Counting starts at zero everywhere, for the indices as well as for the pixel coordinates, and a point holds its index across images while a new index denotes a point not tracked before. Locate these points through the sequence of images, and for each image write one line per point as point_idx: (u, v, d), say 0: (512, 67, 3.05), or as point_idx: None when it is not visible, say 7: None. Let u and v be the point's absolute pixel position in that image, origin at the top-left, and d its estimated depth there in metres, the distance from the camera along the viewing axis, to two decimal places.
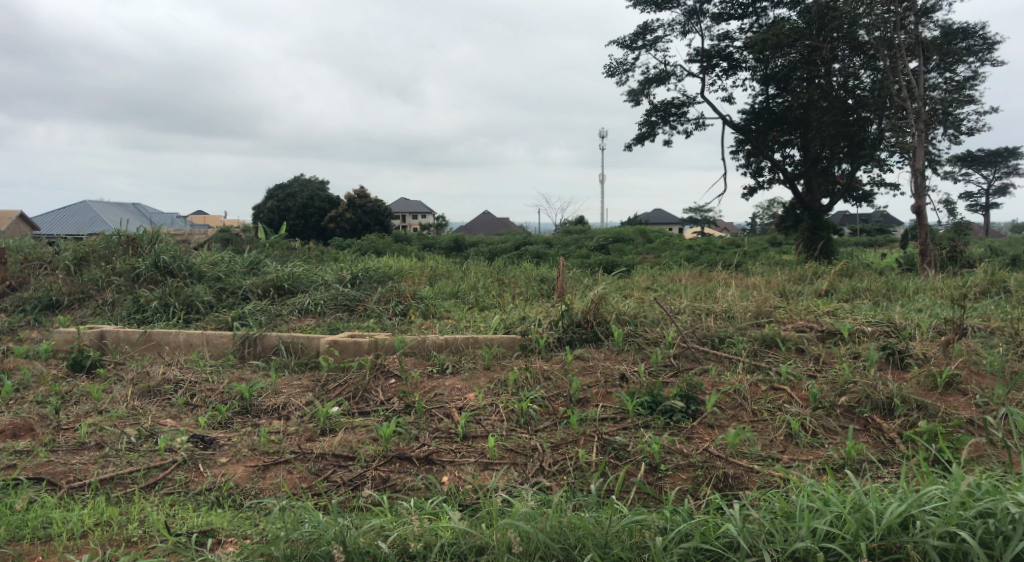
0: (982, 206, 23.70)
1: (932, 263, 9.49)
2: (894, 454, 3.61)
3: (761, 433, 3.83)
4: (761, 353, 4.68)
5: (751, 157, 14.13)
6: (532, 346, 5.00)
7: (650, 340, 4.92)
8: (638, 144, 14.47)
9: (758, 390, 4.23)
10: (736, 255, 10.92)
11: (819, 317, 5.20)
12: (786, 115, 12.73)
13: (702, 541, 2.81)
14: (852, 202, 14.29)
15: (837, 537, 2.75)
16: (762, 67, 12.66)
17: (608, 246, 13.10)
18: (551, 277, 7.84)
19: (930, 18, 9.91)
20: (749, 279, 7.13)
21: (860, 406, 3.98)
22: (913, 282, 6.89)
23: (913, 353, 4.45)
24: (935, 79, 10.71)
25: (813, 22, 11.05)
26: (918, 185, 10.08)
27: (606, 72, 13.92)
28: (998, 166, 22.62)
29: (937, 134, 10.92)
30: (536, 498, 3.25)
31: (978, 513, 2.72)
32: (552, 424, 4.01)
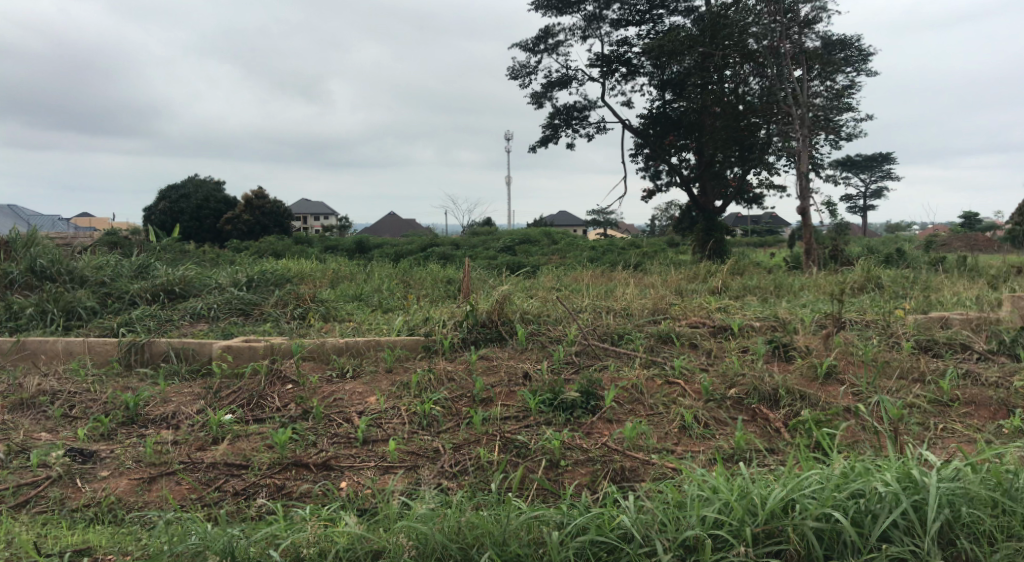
0: (860, 209, 25.17)
1: (816, 262, 10.04)
2: (779, 441, 3.78)
3: (656, 426, 3.96)
4: (656, 348, 4.84)
5: (649, 161, 14.60)
6: (435, 347, 4.97)
7: (552, 338, 4.99)
8: (542, 147, 14.68)
9: (654, 385, 4.37)
10: (635, 256, 11.21)
11: (711, 313, 5.44)
12: (682, 120, 13.21)
13: (598, 533, 2.85)
14: (744, 205, 14.90)
15: (724, 523, 2.85)
16: (658, 73, 13.09)
17: (514, 248, 13.18)
18: (456, 278, 7.84)
19: (813, 29, 10.41)
20: (646, 278, 7.34)
21: (747, 398, 4.16)
22: (797, 279, 7.29)
23: (796, 345, 4.71)
24: (817, 88, 11.26)
25: (707, 30, 11.44)
26: (803, 187, 10.62)
27: (509, 75, 14.03)
28: (874, 171, 24.05)
29: (820, 140, 11.52)
30: (435, 499, 3.22)
31: (851, 495, 2.90)
32: (454, 425, 4.00)
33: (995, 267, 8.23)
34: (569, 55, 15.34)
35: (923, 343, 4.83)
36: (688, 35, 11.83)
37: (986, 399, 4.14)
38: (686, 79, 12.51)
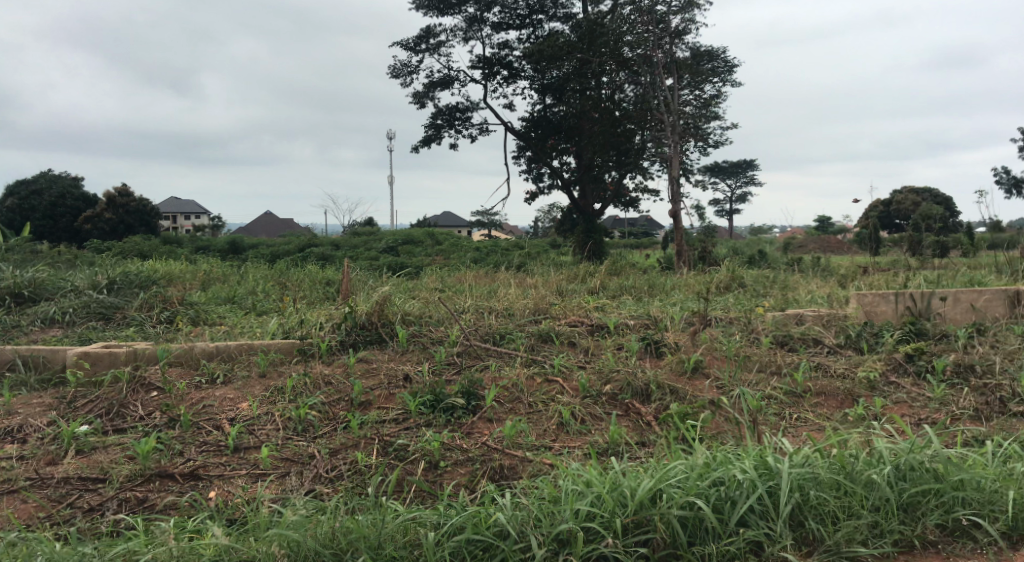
0: (727, 212, 26.58)
1: (687, 263, 10.54)
2: (650, 435, 3.94)
3: (535, 424, 4.03)
4: (537, 347, 4.92)
5: (531, 163, 14.84)
6: (312, 351, 4.83)
7: (433, 340, 4.97)
8: (424, 147, 14.61)
9: (533, 383, 4.45)
10: (517, 257, 11.36)
11: (589, 312, 5.59)
12: (562, 124, 13.50)
13: (474, 532, 2.87)
14: (621, 208, 15.41)
15: (596, 515, 2.95)
16: (539, 77, 13.32)
17: (396, 248, 13.03)
18: (335, 279, 7.68)
19: (683, 41, 10.89)
20: (527, 279, 7.45)
21: (621, 394, 4.31)
22: (670, 279, 7.61)
23: (667, 342, 4.93)
24: (687, 96, 11.80)
25: (584, 37, 11.75)
26: (675, 191, 11.10)
27: (390, 74, 13.87)
28: (739, 177, 25.47)
29: (691, 147, 12.08)
30: (309, 505, 3.14)
31: (713, 483, 3.07)
32: (331, 430, 3.91)
33: (844, 267, 8.91)
34: (450, 57, 15.36)
35: (781, 339, 5.16)
36: (566, 41, 12.11)
37: (834, 388, 4.48)
38: (565, 84, 12.79)
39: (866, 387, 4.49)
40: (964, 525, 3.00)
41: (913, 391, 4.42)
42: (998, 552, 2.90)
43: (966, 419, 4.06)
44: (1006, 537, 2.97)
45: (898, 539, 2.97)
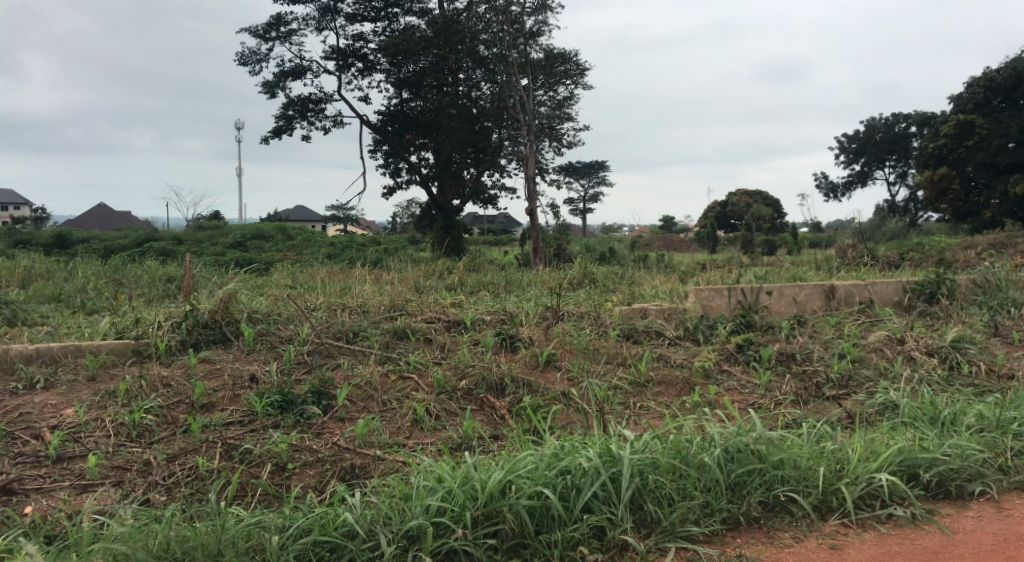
0: (580, 211, 27.47)
1: (542, 260, 10.81)
2: (503, 428, 4.00)
3: (388, 422, 3.99)
4: (392, 344, 4.87)
5: (388, 158, 14.66)
6: (148, 352, 4.53)
7: (283, 338, 4.79)
8: (276, 138, 14.08)
9: (387, 381, 4.40)
10: (374, 253, 11.19)
11: (446, 308, 5.61)
12: (419, 119, 13.43)
13: (321, 533, 2.81)
14: (480, 204, 15.56)
15: (447, 510, 2.97)
16: (395, 71, 13.17)
17: (245, 243, 12.46)
18: (178, 275, 7.24)
19: (537, 42, 11.13)
20: (384, 275, 7.35)
21: (476, 388, 4.35)
22: (526, 275, 7.77)
23: (521, 337, 5.03)
24: (542, 97, 12.08)
25: (440, 33, 11.74)
26: (530, 189, 11.33)
27: (238, 61, 13.25)
28: (591, 177, 26.39)
29: (545, 146, 12.39)
30: (142, 516, 2.95)
31: (560, 472, 3.19)
32: (169, 434, 3.68)
33: (685, 264, 9.46)
34: (303, 46, 14.87)
35: (627, 331, 5.41)
36: (422, 36, 12.06)
37: (674, 378, 4.75)
38: (422, 79, 12.73)
39: (702, 375, 4.79)
40: (783, 501, 3.27)
41: (743, 379, 4.78)
42: (810, 524, 3.18)
43: (787, 403, 4.44)
44: (818, 509, 3.27)
45: (726, 517, 3.19)
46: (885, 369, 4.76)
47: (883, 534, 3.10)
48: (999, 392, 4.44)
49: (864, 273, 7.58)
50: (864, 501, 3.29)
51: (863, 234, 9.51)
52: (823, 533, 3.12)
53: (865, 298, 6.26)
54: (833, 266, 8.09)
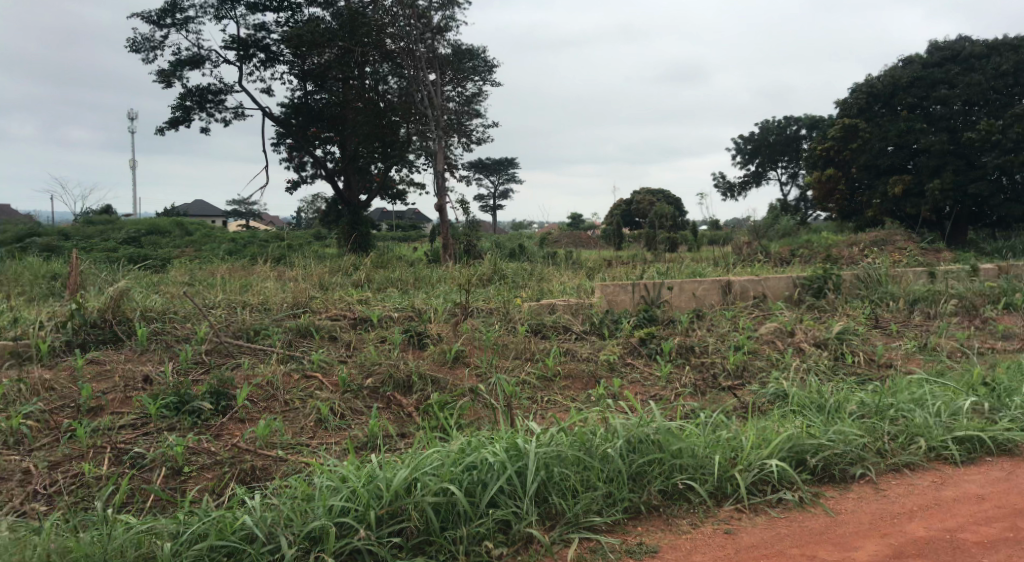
0: (489, 207, 27.54)
1: (451, 256, 10.80)
2: (410, 425, 3.98)
3: (291, 422, 3.89)
4: (295, 343, 4.76)
5: (292, 152, 14.29)
6: (29, 354, 4.26)
7: (179, 337, 4.60)
8: (171, 129, 13.48)
9: (290, 380, 4.29)
10: (278, 249, 10.88)
11: (351, 305, 5.52)
12: (324, 113, 13.15)
13: (218, 538, 2.73)
14: (388, 200, 15.39)
15: (350, 510, 2.94)
16: (299, 63, 12.84)
17: (138, 238, 11.88)
18: (63, 272, 6.82)
19: (444, 37, 11.08)
20: (288, 271, 7.16)
21: (383, 386, 4.30)
22: (435, 272, 7.73)
23: (429, 334, 5.01)
24: (449, 92, 12.06)
25: (346, 25, 11.53)
26: (439, 185, 11.29)
27: (129, 48, 12.59)
28: (500, 174, 26.51)
29: (453, 142, 12.39)
30: (21, 529, 2.79)
31: (466, 468, 3.20)
32: (52, 441, 3.48)
33: (592, 260, 9.63)
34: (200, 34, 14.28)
35: (534, 327, 5.47)
36: (327, 28, 11.80)
37: (580, 372, 4.84)
38: (327, 72, 12.47)
39: (607, 368, 4.91)
40: (681, 489, 3.39)
41: (646, 371, 4.92)
42: (707, 510, 3.31)
43: (686, 394, 4.60)
44: (713, 496, 3.40)
45: (628, 506, 3.29)
46: (776, 360, 5.00)
47: (773, 518, 3.26)
48: (878, 380, 4.75)
49: (758, 269, 7.93)
50: (756, 486, 3.45)
51: (757, 232, 9.95)
52: (718, 518, 3.25)
53: (759, 292, 6.55)
54: (730, 262, 8.43)
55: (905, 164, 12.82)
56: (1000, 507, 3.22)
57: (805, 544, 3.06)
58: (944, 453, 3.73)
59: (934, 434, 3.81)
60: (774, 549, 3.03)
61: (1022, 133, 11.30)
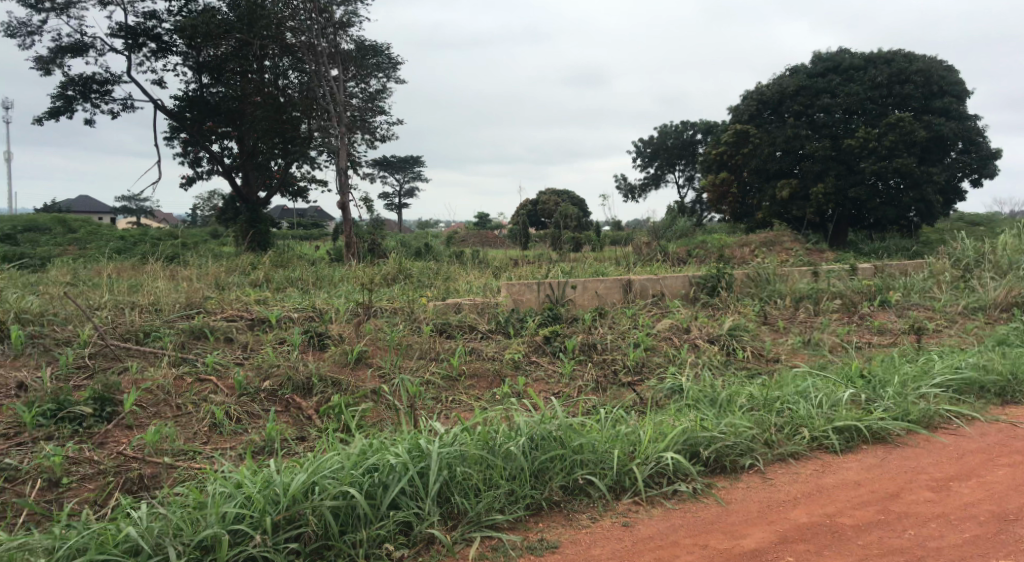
0: (395, 205, 27.23)
1: (355, 255, 10.62)
2: (310, 428, 3.88)
3: (182, 427, 3.74)
4: (188, 345, 4.56)
5: (186, 146, 13.70)
6: None
7: (60, 340, 4.33)
8: (52, 120, 12.66)
9: (182, 384, 4.11)
10: (171, 247, 10.41)
11: (249, 305, 5.33)
12: (221, 107, 12.66)
13: (98, 552, 2.65)
14: (289, 197, 14.99)
15: (245, 517, 2.86)
16: (193, 54, 12.31)
17: (14, 235, 11.11)
18: None
19: (347, 33, 10.89)
20: (181, 270, 6.85)
21: (282, 389, 4.18)
22: (337, 271, 7.57)
23: (330, 334, 4.90)
24: (353, 88, 11.88)
25: (243, 17, 11.15)
26: (342, 182, 11.08)
27: (3, 32, 11.75)
28: (405, 172, 26.26)
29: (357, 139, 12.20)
30: None
31: (366, 470, 3.15)
32: None
33: (498, 260, 9.68)
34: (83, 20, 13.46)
35: (439, 326, 5.44)
36: (223, 19, 11.36)
37: (485, 370, 4.85)
38: (223, 64, 12.01)
39: (511, 367, 4.94)
40: (582, 484, 3.46)
41: (550, 369, 4.98)
42: (606, 504, 3.39)
43: (588, 390, 4.69)
44: (613, 489, 3.49)
45: (529, 503, 3.32)
46: (673, 356, 5.17)
47: (669, 509, 3.37)
48: (767, 373, 4.98)
49: (657, 268, 8.17)
50: (653, 479, 3.56)
51: (656, 232, 10.26)
52: (616, 512, 3.33)
53: (658, 290, 6.76)
54: (631, 261, 8.65)
55: (792, 169, 13.51)
56: (874, 492, 3.44)
57: (698, 534, 3.17)
58: (825, 442, 3.95)
59: (816, 425, 4.03)
60: (669, 540, 3.13)
61: (895, 142, 12.12)
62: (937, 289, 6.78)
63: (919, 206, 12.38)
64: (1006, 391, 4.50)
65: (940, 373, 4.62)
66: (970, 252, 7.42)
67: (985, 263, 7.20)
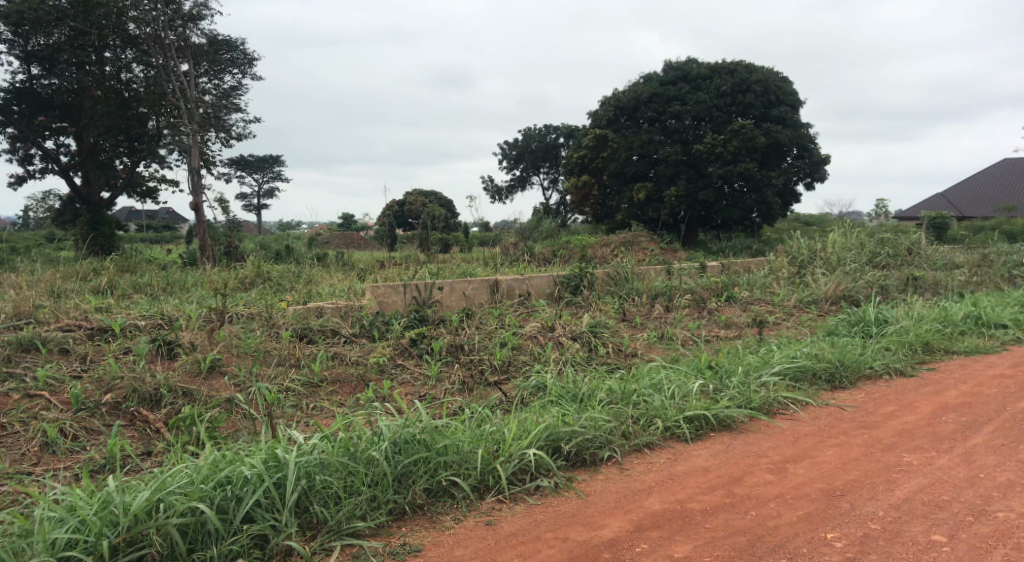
0: (253, 207, 26.16)
1: (209, 258, 10.12)
2: (157, 443, 3.65)
3: (7, 449, 3.44)
4: (16, 359, 4.20)
5: (15, 143, 12.55)
6: None
7: None
8: None
9: (8, 402, 3.77)
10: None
11: (88, 313, 4.95)
12: (54, 100, 11.69)
13: None
14: (136, 198, 14.07)
15: (79, 542, 2.71)
16: (20, 43, 11.28)
17: None
18: None
19: (196, 25, 10.35)
20: (9, 277, 6.26)
21: (126, 402, 3.92)
22: (190, 275, 7.17)
23: (182, 342, 4.63)
24: (205, 84, 11.31)
25: (79, 4, 10.34)
26: (194, 183, 10.51)
27: None
28: (265, 172, 25.30)
29: (211, 137, 11.62)
30: None
31: (219, 483, 3.02)
32: None
33: (363, 261, 9.51)
34: None
35: (299, 331, 5.27)
36: (55, 6, 10.49)
37: (348, 375, 4.74)
38: (56, 54, 11.09)
39: (376, 371, 4.86)
40: (445, 485, 3.45)
41: (415, 371, 4.94)
42: (470, 504, 3.40)
43: (454, 392, 4.69)
44: (477, 489, 3.51)
45: (392, 508, 3.29)
46: (538, 354, 5.27)
47: (531, 505, 3.42)
48: (625, 368, 5.18)
49: (522, 269, 8.30)
50: (516, 476, 3.61)
51: (522, 233, 10.42)
52: (479, 511, 3.35)
53: (524, 290, 6.85)
54: (498, 262, 8.73)
55: (648, 172, 14.14)
56: (720, 477, 3.65)
57: (559, 527, 3.25)
58: (677, 431, 4.16)
59: (669, 415, 4.24)
60: (531, 535, 3.18)
61: (738, 147, 12.95)
62: (777, 285, 7.30)
63: (761, 207, 13.31)
64: (835, 376, 4.91)
65: (779, 362, 4.98)
66: (805, 250, 8.04)
67: (818, 259, 7.82)
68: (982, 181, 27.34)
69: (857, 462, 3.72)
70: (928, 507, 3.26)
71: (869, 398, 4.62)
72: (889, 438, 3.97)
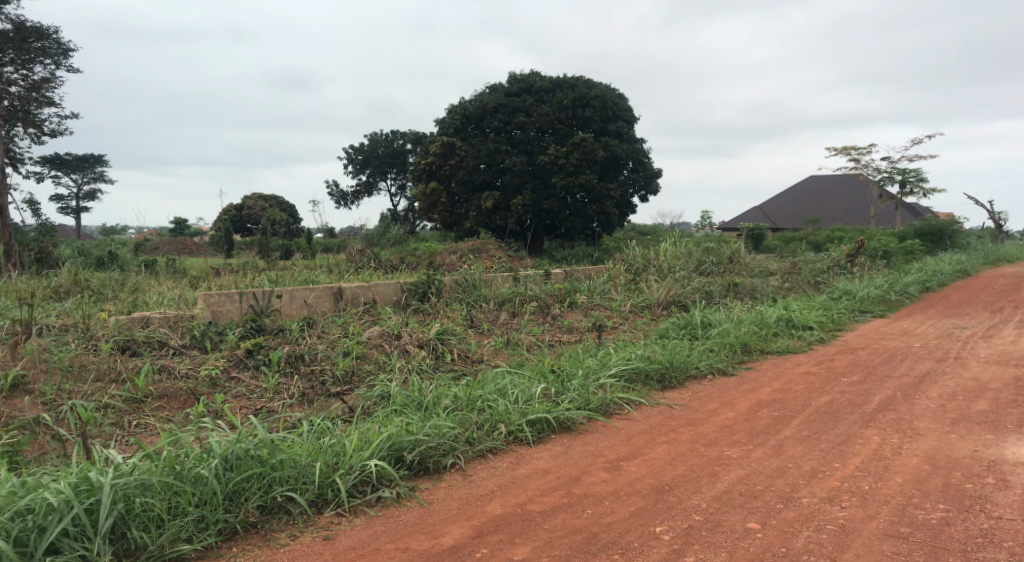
0: (72, 209, 24.05)
1: (16, 265, 9.18)
2: None
3: None
4: None
5: None
6: None
7: None
8: None
9: None
10: None
11: None
12: None
13: None
14: None
15: None
16: None
17: None
18: None
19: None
20: None
21: None
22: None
23: None
24: (10, 74, 10.26)
25: None
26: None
27: None
28: (85, 172, 23.34)
29: (18, 132, 10.56)
30: None
31: (18, 513, 2.79)
32: None
33: (196, 269, 8.98)
34: None
35: (121, 343, 4.90)
36: None
37: (176, 390, 4.44)
38: None
39: (208, 384, 4.59)
40: (281, 501, 3.31)
41: (251, 384, 4.70)
42: (306, 520, 3.28)
43: (292, 405, 4.52)
44: (314, 504, 3.39)
45: (221, 528, 3.13)
46: (383, 362, 5.19)
47: (371, 517, 3.36)
48: (471, 374, 5.22)
49: (367, 276, 8.16)
50: (357, 488, 3.53)
51: (368, 240, 10.23)
52: (317, 526, 3.25)
53: (369, 298, 6.74)
54: (343, 270, 8.53)
55: (494, 180, 14.36)
56: (559, 478, 3.75)
57: (399, 538, 3.21)
58: (520, 435, 4.23)
59: (512, 419, 4.30)
60: (370, 548, 3.12)
61: (580, 159, 13.47)
62: (614, 291, 7.64)
63: (601, 218, 14.01)
64: (665, 377, 5.21)
65: (615, 364, 5.20)
66: (640, 258, 8.46)
67: (651, 267, 8.26)
68: (794, 197, 29.92)
69: (684, 457, 3.96)
70: (744, 497, 3.51)
71: (696, 397, 4.93)
72: (712, 433, 4.26)
